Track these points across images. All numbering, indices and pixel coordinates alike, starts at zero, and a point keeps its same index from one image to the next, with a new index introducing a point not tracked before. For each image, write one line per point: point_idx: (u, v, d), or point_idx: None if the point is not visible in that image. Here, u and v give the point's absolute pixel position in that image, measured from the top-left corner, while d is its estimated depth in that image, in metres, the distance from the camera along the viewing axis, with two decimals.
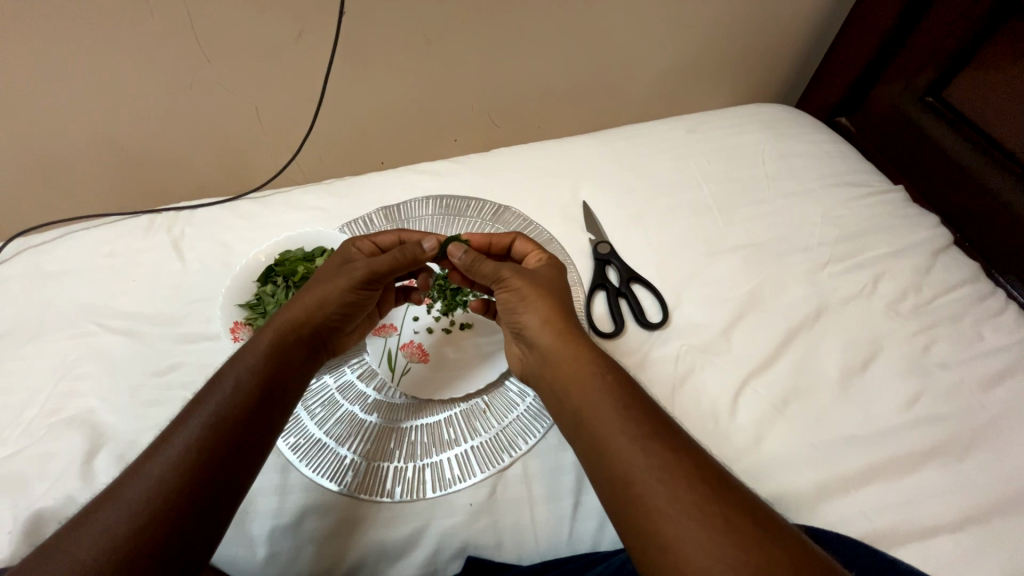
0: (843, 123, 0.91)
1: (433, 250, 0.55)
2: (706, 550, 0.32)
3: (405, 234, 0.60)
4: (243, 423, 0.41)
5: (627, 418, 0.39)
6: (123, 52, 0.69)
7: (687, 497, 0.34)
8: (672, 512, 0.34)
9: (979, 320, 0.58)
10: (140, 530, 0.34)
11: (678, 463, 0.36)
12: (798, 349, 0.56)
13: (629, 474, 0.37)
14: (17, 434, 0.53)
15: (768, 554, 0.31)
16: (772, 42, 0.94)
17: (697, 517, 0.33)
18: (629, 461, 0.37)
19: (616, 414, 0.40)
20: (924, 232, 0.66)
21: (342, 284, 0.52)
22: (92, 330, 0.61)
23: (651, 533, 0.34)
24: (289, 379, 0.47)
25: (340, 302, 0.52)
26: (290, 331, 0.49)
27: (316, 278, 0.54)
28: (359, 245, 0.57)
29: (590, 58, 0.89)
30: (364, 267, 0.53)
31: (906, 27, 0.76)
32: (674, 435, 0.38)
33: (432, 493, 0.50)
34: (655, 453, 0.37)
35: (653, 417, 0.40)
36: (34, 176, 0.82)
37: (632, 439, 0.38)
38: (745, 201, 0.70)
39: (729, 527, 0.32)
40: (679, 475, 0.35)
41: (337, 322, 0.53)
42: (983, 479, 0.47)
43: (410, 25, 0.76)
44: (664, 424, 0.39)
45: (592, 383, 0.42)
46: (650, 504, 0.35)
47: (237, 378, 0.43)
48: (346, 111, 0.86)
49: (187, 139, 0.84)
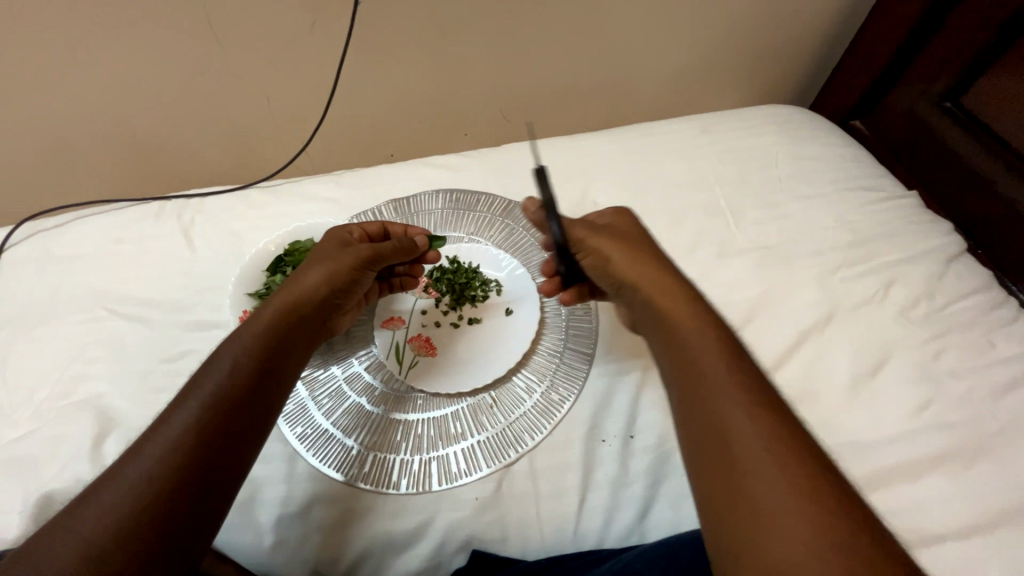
0: (857, 126, 0.91)
1: (425, 246, 0.60)
2: (806, 525, 0.30)
3: (389, 226, 0.62)
4: (245, 400, 0.42)
5: (732, 381, 0.38)
6: (136, 36, 0.69)
7: (783, 463, 0.33)
8: (770, 483, 0.32)
9: (991, 329, 0.58)
10: (144, 512, 0.34)
11: (782, 437, 0.34)
12: (807, 353, 0.56)
13: (733, 444, 0.35)
14: (27, 417, 0.53)
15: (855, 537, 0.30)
16: (787, 44, 0.93)
17: (801, 494, 0.32)
18: (731, 424, 0.36)
19: (718, 374, 0.38)
20: (937, 239, 0.66)
21: (345, 262, 0.53)
22: (102, 315, 0.61)
23: (742, 495, 0.33)
24: (287, 359, 0.47)
25: (340, 283, 0.53)
26: (288, 310, 0.49)
27: (309, 261, 0.54)
28: (349, 230, 0.59)
29: (604, 54, 0.88)
30: (365, 248, 0.55)
31: (924, 31, 0.76)
32: (778, 408, 0.37)
33: (437, 487, 0.50)
34: (760, 423, 0.35)
35: (759, 386, 0.38)
36: (44, 162, 0.82)
37: (738, 402, 0.36)
38: (757, 203, 0.69)
39: (831, 510, 0.31)
40: (781, 451, 0.33)
41: (337, 303, 0.54)
42: (990, 488, 0.47)
43: (424, 17, 0.75)
44: (771, 395, 0.37)
45: (697, 343, 0.41)
46: (747, 468, 0.33)
47: (234, 359, 0.43)
48: (357, 103, 0.85)
49: (197, 127, 0.83)
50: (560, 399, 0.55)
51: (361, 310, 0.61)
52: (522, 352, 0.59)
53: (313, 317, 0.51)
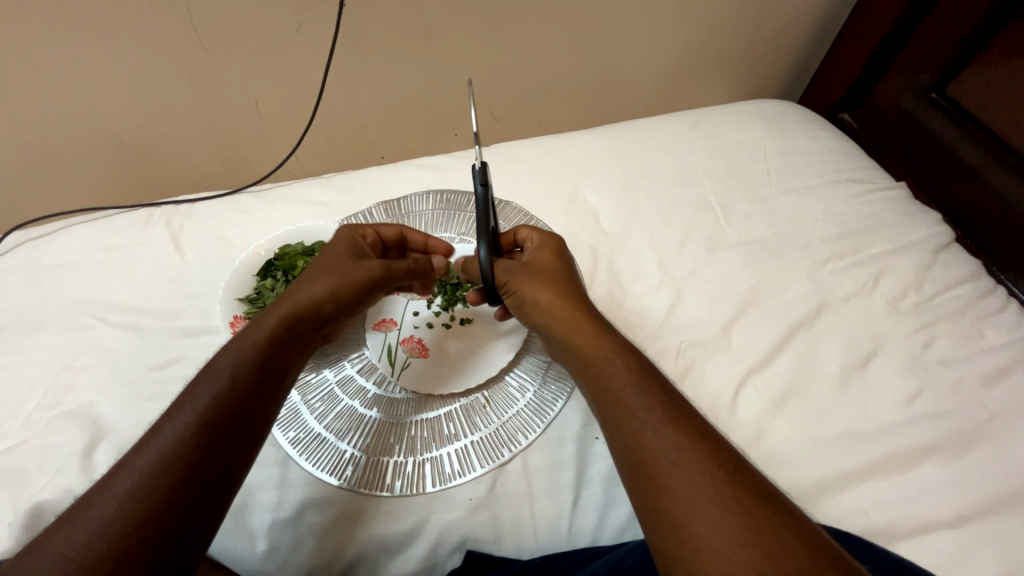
0: (845, 120, 0.91)
1: (441, 269, 0.60)
2: (721, 532, 0.32)
3: (406, 232, 0.61)
4: (240, 419, 0.41)
5: (644, 401, 0.39)
6: (120, 41, 0.68)
7: (701, 478, 0.34)
8: (693, 501, 0.33)
9: (980, 318, 0.58)
10: (133, 528, 0.34)
11: (694, 448, 0.36)
12: (798, 346, 0.56)
13: (652, 467, 0.36)
14: (17, 427, 0.53)
15: (780, 539, 0.31)
16: (774, 39, 0.93)
17: (721, 507, 0.33)
18: (647, 442, 0.37)
19: (631, 396, 0.40)
20: (926, 230, 0.66)
21: (357, 277, 0.53)
22: (91, 323, 0.60)
23: (662, 512, 0.34)
24: (286, 374, 0.47)
25: (346, 295, 0.52)
26: (290, 327, 0.48)
27: (318, 268, 0.53)
28: (361, 233, 0.59)
29: (592, 53, 0.89)
30: (378, 264, 0.55)
31: (911, 23, 0.76)
32: (691, 420, 0.38)
33: (432, 488, 0.50)
34: (672, 437, 0.37)
35: (672, 402, 0.39)
36: (31, 171, 0.81)
37: (652, 425, 0.38)
38: (746, 197, 0.70)
39: (746, 512, 0.32)
40: (697, 466, 0.35)
41: (341, 315, 0.53)
42: (981, 476, 0.48)
43: (411, 18, 0.75)
44: (680, 408, 0.39)
45: (610, 367, 0.43)
46: (663, 482, 0.35)
47: (233, 372, 0.43)
48: (346, 105, 0.85)
49: (185, 133, 0.83)
50: (553, 398, 0.55)
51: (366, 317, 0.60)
52: (514, 352, 0.59)
53: (316, 329, 0.51)
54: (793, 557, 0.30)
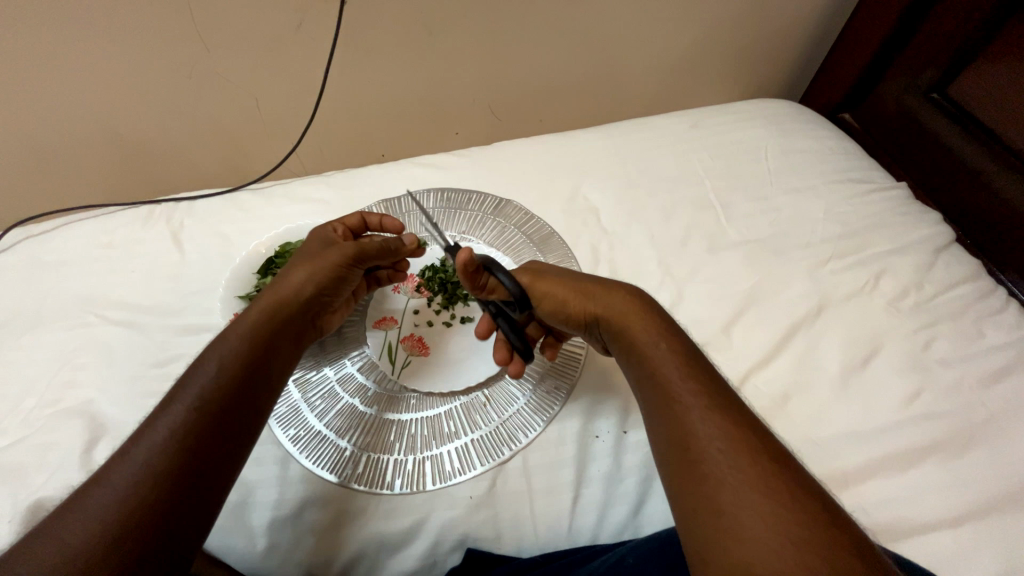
0: (846, 119, 0.91)
1: (412, 244, 0.58)
2: (767, 522, 0.32)
3: (368, 216, 0.61)
4: (234, 404, 0.42)
5: (691, 389, 0.40)
6: (119, 38, 0.68)
7: (748, 469, 0.34)
8: (740, 492, 0.33)
9: (981, 318, 0.58)
10: (134, 514, 0.34)
11: (741, 439, 0.36)
12: (799, 346, 0.56)
13: (700, 456, 0.36)
14: (16, 424, 0.53)
15: (829, 533, 0.31)
16: (774, 39, 0.93)
17: (771, 500, 0.32)
18: (694, 430, 0.37)
19: (679, 384, 0.40)
20: (926, 230, 0.66)
21: (330, 258, 0.53)
22: (91, 320, 0.60)
23: (703, 496, 0.34)
24: (275, 360, 0.47)
25: (326, 276, 0.52)
26: (276, 313, 0.49)
27: (296, 260, 0.54)
28: (331, 227, 0.58)
29: (593, 52, 0.89)
30: (351, 245, 0.54)
31: (911, 22, 0.76)
32: (739, 412, 0.38)
33: (432, 486, 0.50)
34: (718, 425, 0.37)
35: (721, 393, 0.39)
36: (31, 168, 0.81)
37: (699, 415, 0.38)
38: (747, 197, 0.70)
39: (795, 505, 0.32)
40: (744, 457, 0.35)
41: (325, 298, 0.53)
42: (982, 475, 0.48)
43: (411, 17, 0.75)
44: (728, 400, 0.39)
45: (657, 355, 0.43)
46: (709, 471, 0.35)
47: (221, 362, 0.43)
48: (346, 103, 0.85)
49: (186, 130, 0.83)
50: (553, 397, 0.55)
51: (348, 308, 0.60)
52: None
53: (303, 315, 0.51)
54: (841, 551, 0.30)
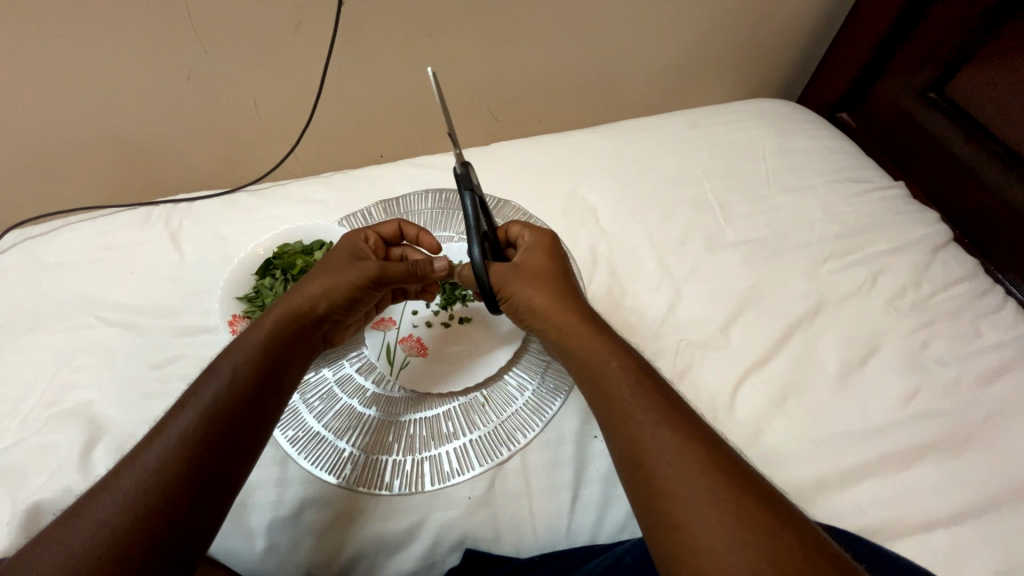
0: (844, 119, 0.91)
1: (442, 270, 0.54)
2: (718, 533, 0.32)
3: (404, 226, 0.61)
4: (246, 413, 0.42)
5: (642, 402, 0.39)
6: (118, 39, 0.68)
7: (698, 481, 0.34)
8: (692, 504, 0.33)
9: (979, 317, 0.59)
10: (139, 521, 0.34)
11: (692, 452, 0.36)
12: (797, 346, 0.56)
13: (652, 470, 0.36)
14: (16, 426, 0.53)
15: (778, 539, 0.31)
16: (772, 39, 0.94)
17: (723, 511, 0.33)
18: (644, 444, 0.37)
19: (631, 402, 0.40)
20: (924, 229, 0.66)
21: (349, 278, 0.52)
22: (90, 322, 0.60)
23: (662, 512, 0.34)
24: (287, 371, 0.47)
25: (341, 293, 0.52)
26: (290, 322, 0.49)
27: (320, 269, 0.53)
28: (363, 236, 0.58)
29: (591, 53, 0.89)
30: (374, 265, 0.53)
31: (909, 22, 0.76)
32: (689, 422, 0.38)
33: (431, 486, 0.50)
34: (669, 438, 0.37)
35: (669, 404, 0.39)
36: (30, 169, 0.81)
37: (650, 429, 0.38)
38: (745, 196, 0.70)
39: (743, 513, 0.32)
40: (694, 468, 0.35)
41: (338, 314, 0.53)
42: (980, 474, 0.48)
43: (410, 18, 0.76)
44: (678, 410, 0.39)
45: (608, 373, 0.42)
46: (661, 484, 0.35)
47: (235, 369, 0.43)
48: (345, 104, 0.85)
49: (185, 131, 0.83)
50: (552, 396, 0.55)
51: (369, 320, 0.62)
52: (513, 351, 0.59)
53: (315, 329, 0.51)
54: (790, 557, 0.30)
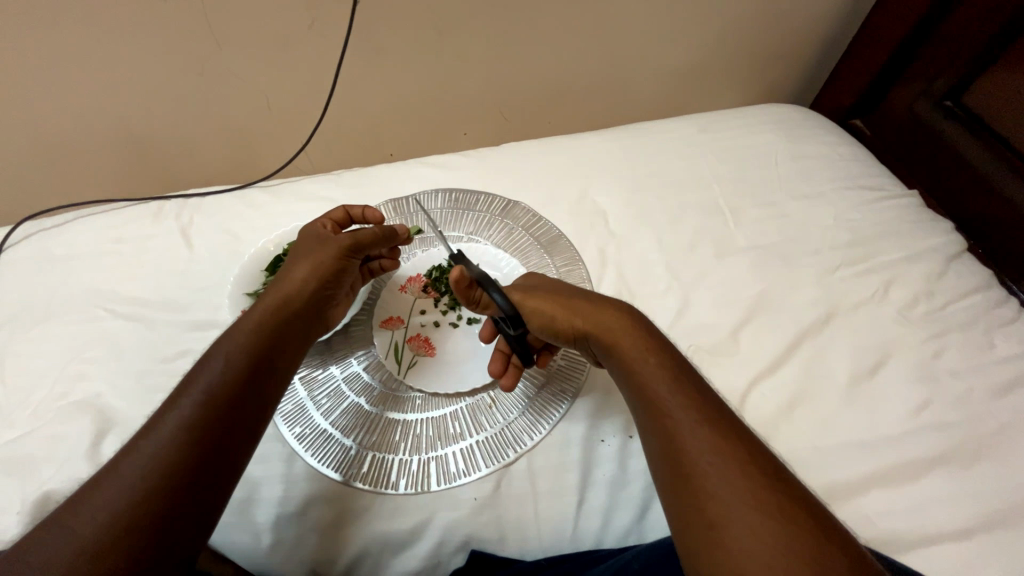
0: (856, 126, 0.91)
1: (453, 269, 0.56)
2: (758, 534, 0.32)
3: (350, 209, 0.61)
4: (240, 399, 0.42)
5: (682, 402, 0.40)
6: (134, 34, 0.69)
7: (738, 482, 0.34)
8: (730, 504, 0.33)
9: (992, 328, 0.58)
10: (138, 509, 0.34)
11: (733, 454, 0.36)
12: (807, 353, 0.56)
13: (692, 469, 0.36)
14: (26, 416, 0.53)
15: (818, 544, 0.31)
16: (786, 44, 0.93)
17: (762, 512, 0.32)
18: (685, 443, 0.37)
19: (670, 401, 0.40)
20: (937, 238, 0.66)
21: (329, 254, 0.53)
22: (100, 314, 0.61)
23: (700, 510, 0.34)
24: (280, 357, 0.47)
25: (326, 271, 0.52)
26: (279, 310, 0.49)
27: (294, 258, 0.53)
28: (318, 224, 0.58)
29: (603, 54, 0.88)
30: (346, 237, 0.55)
31: (926, 29, 0.76)
32: (729, 424, 0.38)
33: (437, 487, 0.50)
34: (709, 439, 0.37)
35: (711, 406, 0.40)
36: (43, 162, 0.82)
37: (692, 428, 0.38)
38: (756, 202, 0.69)
39: (784, 517, 0.32)
40: (735, 470, 0.35)
41: (329, 293, 0.53)
42: (991, 487, 0.47)
43: (423, 17, 0.76)
44: (718, 412, 0.39)
45: (649, 372, 0.42)
46: (700, 483, 0.35)
47: (226, 357, 0.44)
48: (357, 103, 0.85)
49: (197, 126, 0.83)
50: (558, 400, 0.55)
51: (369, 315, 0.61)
52: None
53: (308, 311, 0.51)
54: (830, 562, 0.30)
